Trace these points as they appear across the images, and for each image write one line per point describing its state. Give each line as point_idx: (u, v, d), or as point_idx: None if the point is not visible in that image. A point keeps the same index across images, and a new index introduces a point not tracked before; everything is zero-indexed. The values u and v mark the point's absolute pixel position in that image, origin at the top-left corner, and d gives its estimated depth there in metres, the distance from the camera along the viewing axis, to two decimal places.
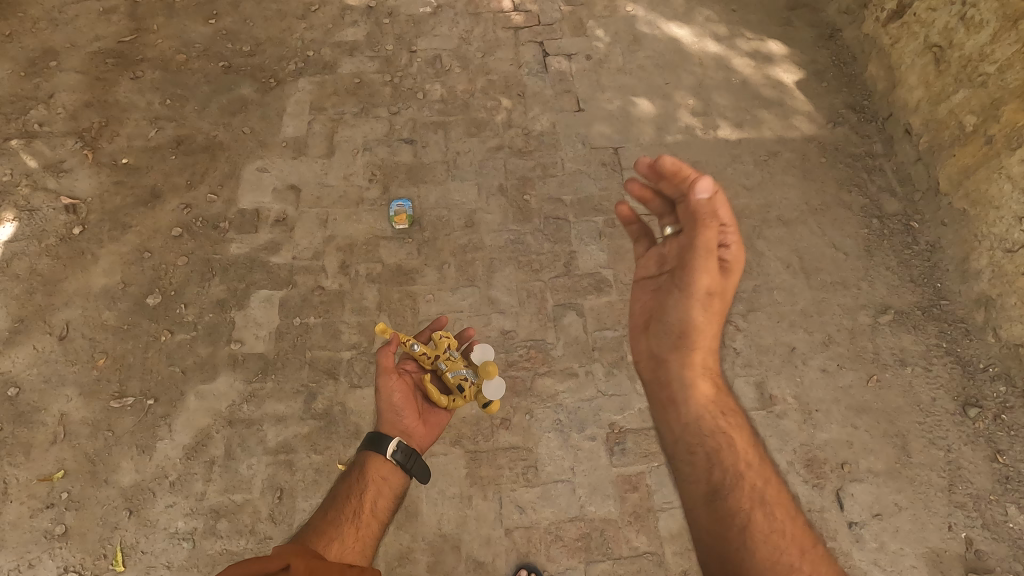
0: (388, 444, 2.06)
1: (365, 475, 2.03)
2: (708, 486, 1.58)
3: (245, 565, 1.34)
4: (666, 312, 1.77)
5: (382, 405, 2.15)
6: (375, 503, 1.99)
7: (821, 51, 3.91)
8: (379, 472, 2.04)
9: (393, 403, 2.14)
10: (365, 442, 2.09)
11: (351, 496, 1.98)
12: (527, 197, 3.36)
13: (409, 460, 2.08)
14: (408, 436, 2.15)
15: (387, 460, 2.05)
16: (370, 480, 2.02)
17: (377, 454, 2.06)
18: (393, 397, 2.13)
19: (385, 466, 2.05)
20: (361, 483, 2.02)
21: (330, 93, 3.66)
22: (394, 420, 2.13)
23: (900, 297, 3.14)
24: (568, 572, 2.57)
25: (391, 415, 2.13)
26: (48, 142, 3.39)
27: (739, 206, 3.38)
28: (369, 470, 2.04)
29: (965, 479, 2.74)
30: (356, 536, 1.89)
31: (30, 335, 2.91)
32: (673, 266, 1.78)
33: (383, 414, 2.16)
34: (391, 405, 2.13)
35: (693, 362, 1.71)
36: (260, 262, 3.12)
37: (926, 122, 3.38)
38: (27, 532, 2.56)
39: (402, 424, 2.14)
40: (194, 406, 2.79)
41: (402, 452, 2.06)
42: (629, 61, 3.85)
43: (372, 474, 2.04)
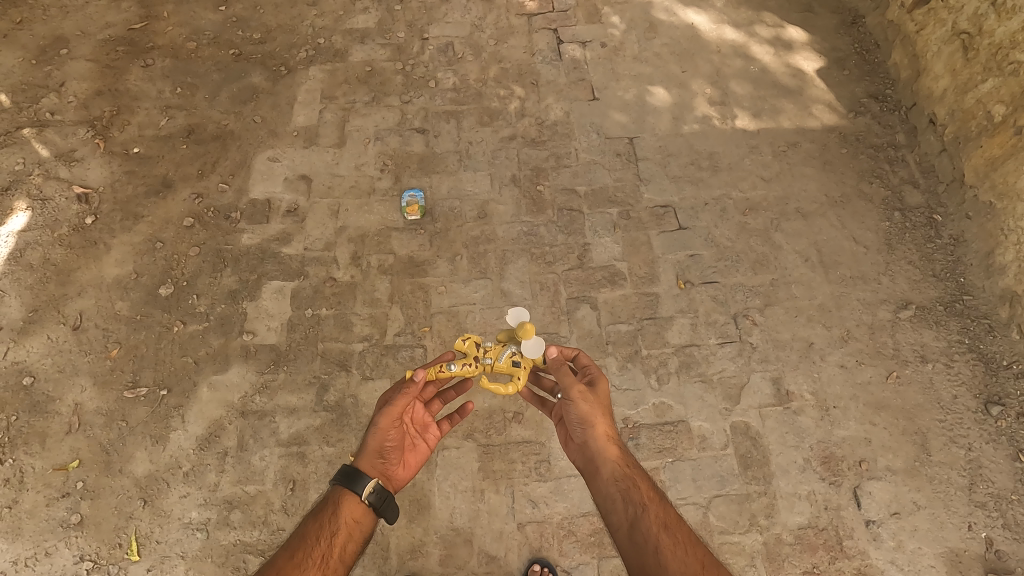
0: (365, 484, 1.81)
1: (337, 516, 1.76)
2: (630, 531, 1.66)
3: None
4: (583, 453, 1.90)
5: (367, 444, 1.94)
6: (345, 547, 1.71)
7: (843, 38, 3.81)
8: (352, 514, 1.78)
9: (381, 445, 1.94)
10: (338, 477, 1.83)
11: (320, 537, 1.70)
12: (541, 187, 3.31)
13: (384, 502, 1.83)
14: (387, 479, 1.92)
15: (361, 501, 1.80)
16: (342, 522, 1.75)
17: (352, 493, 1.80)
18: (386, 439, 1.94)
19: (359, 508, 1.80)
20: (333, 524, 1.74)
21: (341, 82, 3.61)
22: (377, 462, 1.91)
23: (921, 292, 3.07)
24: (581, 568, 2.55)
25: (375, 457, 1.92)
26: (60, 131, 3.38)
27: (758, 198, 3.31)
28: (342, 508, 1.78)
29: (985, 478, 2.69)
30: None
31: (44, 325, 2.91)
32: (577, 435, 1.92)
33: (363, 453, 1.92)
34: (383, 446, 1.94)
35: (604, 459, 1.83)
36: (272, 253, 3.11)
37: (951, 112, 3.29)
38: (43, 521, 2.58)
39: (384, 467, 1.93)
40: (207, 397, 2.79)
41: (378, 492, 1.82)
42: (645, 49, 3.77)
43: (344, 516, 1.77)
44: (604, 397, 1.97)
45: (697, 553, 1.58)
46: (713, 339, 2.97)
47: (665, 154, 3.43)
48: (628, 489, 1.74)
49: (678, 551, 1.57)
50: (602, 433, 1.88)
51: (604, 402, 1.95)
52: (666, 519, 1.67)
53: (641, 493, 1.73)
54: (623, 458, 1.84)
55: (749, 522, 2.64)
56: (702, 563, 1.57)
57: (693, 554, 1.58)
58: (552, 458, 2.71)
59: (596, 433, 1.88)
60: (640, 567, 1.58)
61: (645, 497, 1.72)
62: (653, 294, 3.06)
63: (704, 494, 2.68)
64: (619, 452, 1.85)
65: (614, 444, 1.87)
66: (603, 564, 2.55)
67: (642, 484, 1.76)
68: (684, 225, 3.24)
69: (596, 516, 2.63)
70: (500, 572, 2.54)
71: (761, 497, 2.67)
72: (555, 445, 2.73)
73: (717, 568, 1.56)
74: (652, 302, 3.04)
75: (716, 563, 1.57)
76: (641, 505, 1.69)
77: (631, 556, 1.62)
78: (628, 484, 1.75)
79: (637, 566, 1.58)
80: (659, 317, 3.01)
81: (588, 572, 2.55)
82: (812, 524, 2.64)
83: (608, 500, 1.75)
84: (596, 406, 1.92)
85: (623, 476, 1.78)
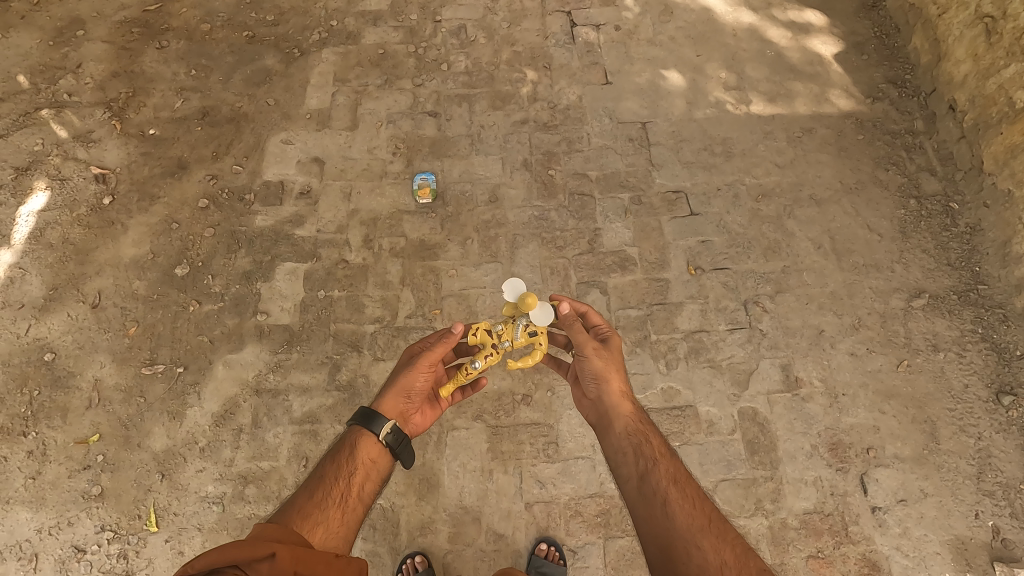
0: (382, 424, 1.87)
1: (354, 456, 1.82)
2: (639, 483, 1.69)
3: (230, 548, 1.33)
4: (597, 409, 1.93)
5: (394, 383, 1.97)
6: (362, 487, 1.78)
7: (862, 22, 3.74)
8: (369, 454, 1.84)
9: (409, 386, 1.97)
10: (357, 417, 1.89)
11: (338, 477, 1.76)
12: (552, 172, 3.31)
13: (400, 444, 1.90)
14: (405, 420, 1.98)
15: (379, 442, 1.86)
16: (360, 462, 1.81)
17: (370, 432, 1.86)
18: (415, 381, 1.97)
19: (376, 449, 1.86)
20: (351, 465, 1.80)
21: (354, 64, 3.61)
22: (399, 402, 1.96)
23: (935, 281, 3.04)
24: (587, 547, 2.59)
25: (399, 396, 1.96)
26: (77, 112, 3.42)
27: (771, 184, 3.29)
28: (359, 450, 1.84)
29: (995, 467, 2.68)
30: (340, 521, 1.67)
31: (65, 303, 2.98)
32: (591, 391, 1.95)
33: (387, 392, 1.97)
34: (409, 389, 1.97)
35: (617, 415, 1.86)
36: (285, 235, 3.14)
37: (971, 99, 3.23)
38: (66, 491, 2.66)
39: (404, 408, 1.98)
40: (222, 375, 2.85)
41: (394, 433, 1.88)
42: (659, 33, 3.73)
43: (361, 457, 1.83)
44: (619, 355, 1.98)
45: (705, 510, 1.61)
46: (722, 325, 2.97)
47: (678, 139, 3.40)
48: (639, 443, 1.77)
49: (687, 506, 1.60)
50: (616, 390, 1.91)
51: (617, 360, 1.96)
52: (676, 473, 1.70)
53: (653, 448, 1.76)
54: (636, 415, 1.87)
55: (755, 506, 2.66)
56: (709, 517, 1.60)
57: (702, 510, 1.60)
58: (560, 440, 2.74)
59: (611, 389, 1.91)
60: (647, 518, 1.61)
61: (656, 452, 1.74)
62: (663, 280, 3.06)
63: (711, 478, 2.70)
64: (632, 408, 1.88)
65: (628, 400, 1.90)
66: (610, 544, 2.59)
67: (654, 440, 1.79)
68: (696, 211, 3.22)
69: (603, 497, 2.66)
70: (508, 551, 2.58)
71: (767, 482, 2.69)
72: (563, 427, 2.76)
73: (724, 524, 1.59)
74: (662, 288, 3.05)
75: (724, 519, 1.60)
76: (652, 459, 1.72)
77: (639, 506, 1.66)
78: (639, 439, 1.78)
79: (644, 516, 1.62)
80: (669, 303, 3.01)
81: (594, 552, 2.58)
82: (818, 509, 2.65)
83: (620, 453, 1.78)
84: (610, 363, 1.94)
85: (635, 431, 1.81)
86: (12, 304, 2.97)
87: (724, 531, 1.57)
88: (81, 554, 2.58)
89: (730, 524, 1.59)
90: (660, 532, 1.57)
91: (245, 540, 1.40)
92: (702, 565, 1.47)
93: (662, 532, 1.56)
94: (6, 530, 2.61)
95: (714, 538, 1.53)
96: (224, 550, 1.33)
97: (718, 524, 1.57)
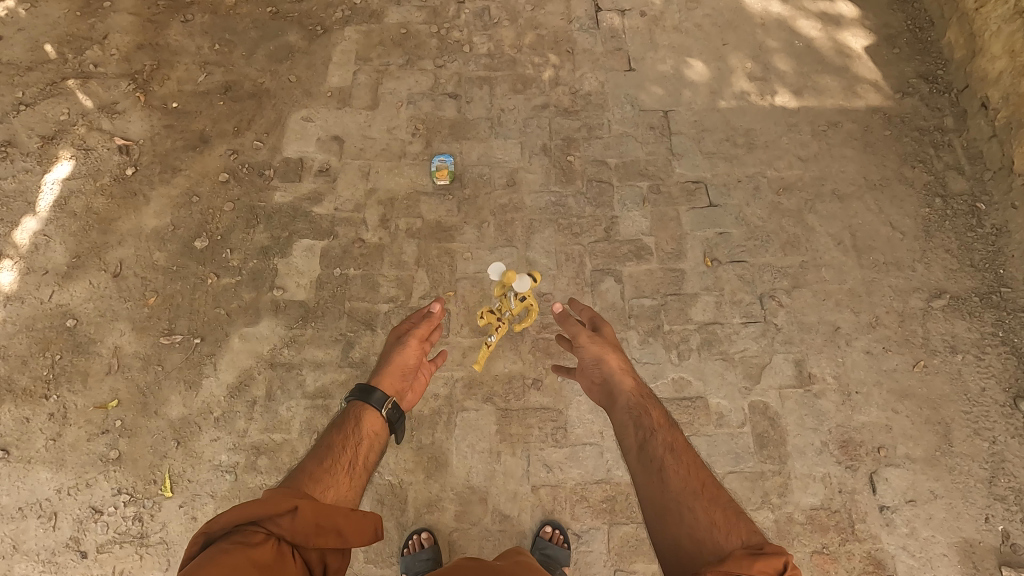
0: (382, 398, 1.90)
1: (359, 427, 1.84)
2: (638, 452, 1.71)
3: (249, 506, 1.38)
4: (602, 390, 1.99)
5: (390, 362, 2.03)
6: (369, 455, 1.80)
7: (896, 14, 3.65)
8: (372, 426, 1.86)
9: (405, 362, 2.04)
10: (356, 393, 1.91)
11: (346, 445, 1.77)
12: (571, 158, 3.29)
13: (398, 418, 1.94)
14: (402, 397, 2.01)
15: (380, 415, 1.89)
16: (364, 434, 1.83)
17: (372, 407, 1.88)
18: (408, 357, 2.06)
19: (378, 421, 1.88)
20: (356, 434, 1.81)
21: (376, 43, 3.60)
22: (397, 379, 2.00)
23: (957, 282, 2.99)
24: (591, 532, 2.61)
25: (397, 372, 2.01)
26: (103, 83, 3.45)
27: (793, 177, 3.24)
28: (363, 421, 1.85)
29: (1008, 472, 2.66)
30: (350, 485, 1.68)
31: (87, 271, 3.03)
32: (594, 374, 2.02)
33: (383, 370, 2.00)
34: (404, 365, 2.04)
35: (619, 390, 1.92)
36: (303, 212, 3.16)
37: (1005, 96, 3.15)
38: (86, 454, 2.73)
39: (402, 385, 2.02)
40: (238, 347, 2.89)
41: (394, 408, 1.92)
42: (685, 20, 3.67)
43: (365, 428, 1.85)
44: (619, 343, 2.08)
45: (701, 475, 1.62)
46: (737, 318, 2.95)
47: (700, 129, 3.36)
48: (639, 415, 1.80)
49: (682, 473, 1.61)
50: (616, 368, 1.98)
51: (616, 345, 2.07)
52: (674, 442, 1.72)
53: (652, 419, 1.79)
54: (638, 390, 1.92)
55: (762, 499, 2.66)
56: (704, 483, 1.60)
57: (698, 476, 1.61)
58: (568, 426, 2.75)
59: (610, 367, 1.98)
60: (644, 484, 1.63)
61: (655, 423, 1.77)
62: (678, 270, 3.04)
63: (719, 469, 2.70)
64: (634, 384, 1.93)
65: (630, 377, 1.96)
66: (613, 530, 2.61)
67: (654, 412, 1.82)
68: (715, 202, 3.19)
69: (610, 483, 2.68)
70: (513, 531, 2.61)
71: (775, 476, 2.68)
72: (572, 413, 2.77)
73: (719, 491, 1.59)
74: (677, 278, 3.03)
75: (718, 484, 1.61)
76: (649, 429, 1.75)
77: (637, 474, 1.68)
78: (639, 411, 1.82)
79: (641, 483, 1.64)
80: (684, 294, 2.99)
81: (598, 537, 2.61)
82: (825, 506, 2.65)
83: (620, 426, 1.82)
84: (608, 345, 2.04)
85: (635, 403, 1.86)
86: (35, 269, 3.02)
87: (718, 496, 1.57)
88: (98, 515, 2.65)
89: (727, 492, 1.59)
90: (655, 497, 1.59)
91: (262, 498, 1.43)
92: (693, 525, 1.48)
93: (657, 496, 1.58)
94: (26, 488, 2.68)
95: (706, 502, 1.54)
96: (243, 508, 1.40)
97: (712, 488, 1.59)
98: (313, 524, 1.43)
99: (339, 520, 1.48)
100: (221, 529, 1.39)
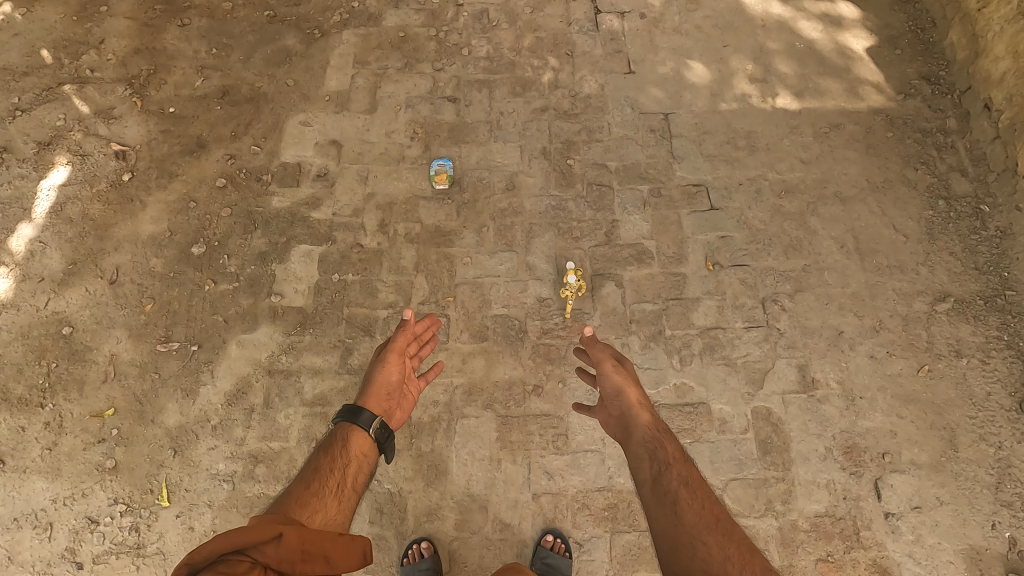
0: (370, 419, 1.96)
1: (347, 449, 1.87)
2: (653, 483, 1.72)
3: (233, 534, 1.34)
4: (619, 422, 2.03)
5: (374, 380, 2.12)
6: (357, 478, 1.82)
7: (897, 15, 3.62)
8: (360, 447, 1.90)
9: (387, 380, 2.13)
10: (343, 415, 1.96)
11: (334, 468, 1.79)
12: (571, 161, 3.26)
13: (386, 438, 1.99)
14: (389, 416, 2.07)
15: (369, 435, 1.94)
16: (352, 455, 1.87)
17: (359, 427, 1.93)
18: (390, 375, 2.15)
19: (367, 442, 1.93)
20: (345, 456, 1.85)
21: (374, 46, 3.58)
22: (382, 397, 2.08)
23: (961, 285, 2.96)
24: (593, 540, 2.58)
25: (381, 390, 2.09)
26: (99, 88, 3.43)
27: (795, 180, 3.21)
28: (351, 442, 1.90)
29: (1015, 478, 2.62)
30: (338, 509, 1.69)
31: (84, 278, 3.00)
32: (613, 407, 2.08)
33: (368, 389, 2.09)
34: (387, 381, 2.13)
35: (637, 421, 1.96)
36: (301, 217, 3.14)
37: (1008, 97, 3.12)
38: (82, 463, 2.70)
39: (388, 404, 2.09)
40: (236, 354, 2.87)
41: (382, 428, 1.97)
42: (685, 22, 3.64)
43: (353, 450, 1.89)
44: (639, 380, 2.15)
45: (715, 511, 1.62)
46: (739, 323, 2.92)
47: (701, 131, 3.33)
48: (655, 447, 1.83)
49: (697, 506, 1.61)
50: (635, 402, 2.04)
51: (636, 381, 2.14)
52: (688, 476, 1.73)
53: (667, 453, 1.81)
54: (655, 424, 1.95)
55: (766, 506, 2.63)
56: (718, 518, 1.59)
57: (712, 511, 1.61)
58: (569, 432, 2.73)
59: (629, 401, 2.04)
60: (657, 515, 1.63)
61: (670, 456, 1.79)
62: (680, 275, 3.01)
63: (722, 476, 2.68)
64: (651, 418, 1.98)
65: (647, 412, 2.00)
66: (615, 538, 2.59)
67: (669, 445, 1.85)
68: (716, 206, 3.16)
69: (611, 491, 2.65)
70: (514, 540, 2.59)
71: (778, 483, 2.66)
72: (573, 419, 2.74)
73: (733, 527, 1.58)
74: (679, 282, 3.00)
75: (732, 521, 1.60)
76: (664, 461, 1.77)
77: (651, 506, 1.67)
78: (655, 443, 1.84)
79: (654, 516, 1.63)
80: (685, 298, 2.97)
81: (600, 545, 2.58)
82: (830, 513, 2.62)
83: (635, 458, 1.83)
84: (629, 380, 2.12)
85: (652, 435, 1.89)
86: (31, 277, 3.00)
87: (732, 531, 1.56)
88: (95, 525, 2.62)
89: (740, 528, 1.58)
90: (668, 528, 1.57)
91: (247, 525, 1.39)
92: (705, 558, 1.45)
93: (670, 528, 1.57)
94: (22, 499, 2.65)
95: (719, 536, 1.52)
96: (228, 536, 1.35)
97: (725, 524, 1.58)
98: (299, 551, 1.39)
99: (325, 545, 1.44)
100: (204, 559, 1.33)
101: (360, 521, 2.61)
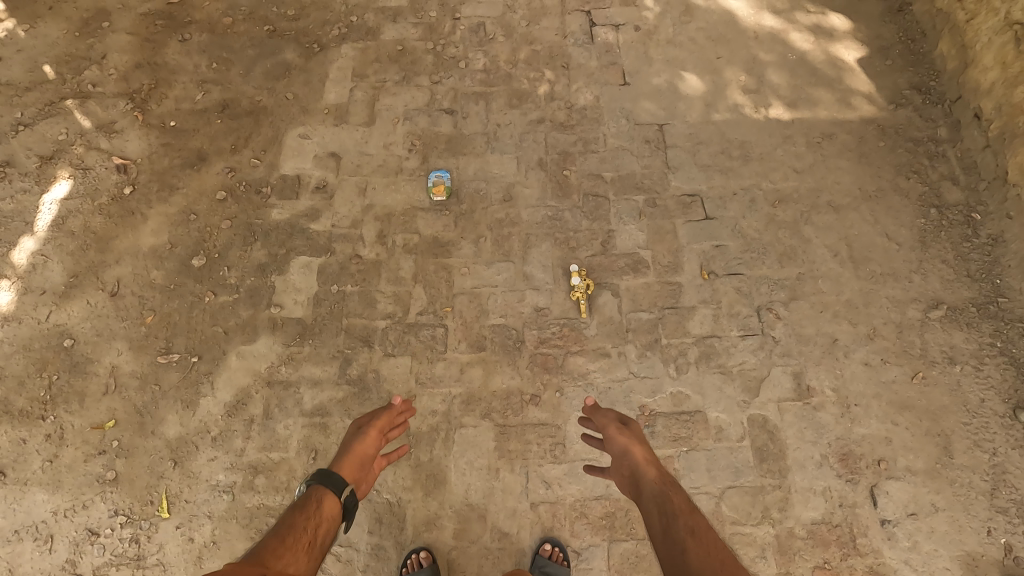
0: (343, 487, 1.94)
1: (319, 511, 1.85)
2: (664, 537, 1.72)
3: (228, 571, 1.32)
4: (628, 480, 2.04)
5: (351, 448, 2.10)
6: (325, 540, 1.80)
7: (888, 26, 3.67)
8: (329, 511, 1.87)
9: (364, 450, 2.12)
10: (318, 478, 1.94)
11: (307, 527, 1.77)
12: (567, 172, 3.30)
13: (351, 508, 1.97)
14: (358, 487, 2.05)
15: (339, 502, 1.92)
16: (324, 517, 1.84)
17: (332, 492, 1.91)
18: (368, 446, 2.14)
19: (336, 507, 1.90)
20: (317, 517, 1.82)
21: (373, 60, 3.62)
22: (357, 467, 2.06)
23: (954, 293, 2.99)
24: (591, 549, 2.60)
25: (356, 459, 2.07)
26: (101, 103, 3.47)
27: (788, 189, 3.25)
28: (323, 505, 1.87)
29: (1010, 484, 2.64)
30: (307, 565, 1.67)
31: (85, 290, 3.03)
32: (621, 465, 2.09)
33: (344, 456, 2.07)
34: (363, 451, 2.11)
35: (643, 476, 1.97)
36: (300, 229, 3.17)
37: (997, 106, 3.16)
38: (82, 475, 2.72)
39: (360, 474, 2.07)
40: (236, 365, 2.89)
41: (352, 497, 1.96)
42: (679, 34, 3.70)
43: (323, 513, 1.86)
44: (643, 435, 2.17)
45: (723, 556, 1.60)
46: (735, 331, 2.95)
47: (695, 141, 3.38)
48: (662, 501, 1.84)
49: (705, 553, 1.61)
50: (640, 456, 2.05)
51: (640, 435, 2.16)
52: (695, 525, 1.72)
53: (674, 505, 1.81)
54: (661, 477, 1.96)
55: (762, 514, 2.65)
56: (727, 563, 1.58)
57: (719, 556, 1.60)
58: (567, 441, 2.74)
59: (634, 455, 2.06)
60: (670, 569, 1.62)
61: (677, 508, 1.80)
62: (676, 284, 3.04)
63: (719, 484, 2.69)
64: (657, 472, 1.99)
65: (653, 466, 2.02)
66: (613, 547, 2.60)
67: (676, 497, 1.85)
68: (711, 215, 3.20)
69: (609, 499, 2.66)
70: (512, 549, 2.60)
71: (775, 490, 2.67)
72: (571, 428, 2.77)
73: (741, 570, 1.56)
74: (675, 291, 3.03)
75: (740, 566, 1.58)
76: (671, 514, 1.77)
77: (664, 561, 1.66)
78: (662, 497, 1.85)
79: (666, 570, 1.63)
80: (681, 307, 2.99)
81: (598, 554, 2.59)
82: (826, 520, 2.63)
83: (646, 514, 1.85)
84: (633, 436, 2.14)
85: (659, 490, 1.89)
86: (33, 290, 3.03)
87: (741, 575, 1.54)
88: (95, 536, 2.64)
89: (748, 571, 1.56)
90: None
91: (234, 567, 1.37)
92: None
93: None
94: (22, 511, 2.67)
95: None
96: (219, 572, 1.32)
97: (733, 567, 1.57)
98: None
99: None
100: None
101: (359, 531, 2.62)
